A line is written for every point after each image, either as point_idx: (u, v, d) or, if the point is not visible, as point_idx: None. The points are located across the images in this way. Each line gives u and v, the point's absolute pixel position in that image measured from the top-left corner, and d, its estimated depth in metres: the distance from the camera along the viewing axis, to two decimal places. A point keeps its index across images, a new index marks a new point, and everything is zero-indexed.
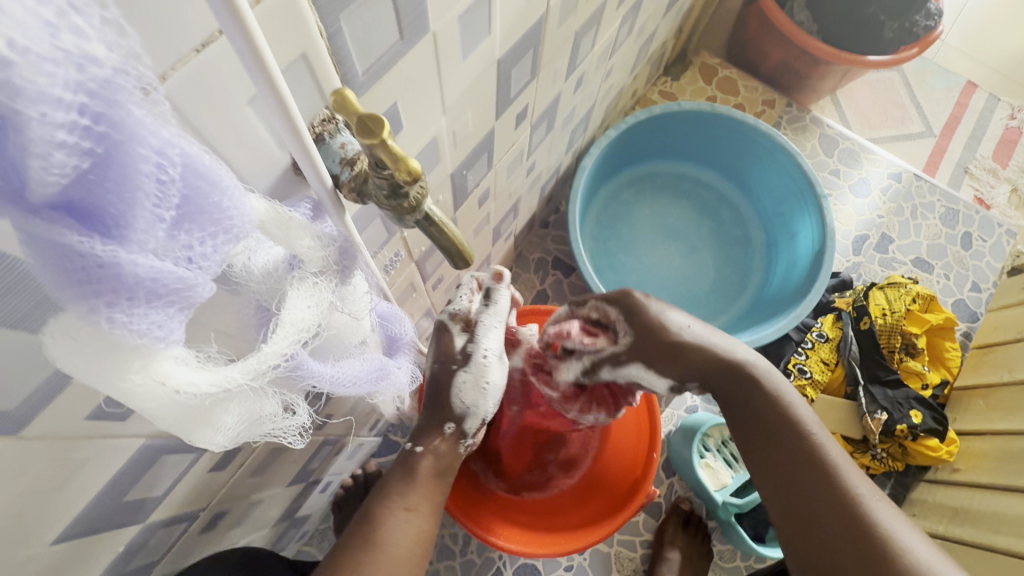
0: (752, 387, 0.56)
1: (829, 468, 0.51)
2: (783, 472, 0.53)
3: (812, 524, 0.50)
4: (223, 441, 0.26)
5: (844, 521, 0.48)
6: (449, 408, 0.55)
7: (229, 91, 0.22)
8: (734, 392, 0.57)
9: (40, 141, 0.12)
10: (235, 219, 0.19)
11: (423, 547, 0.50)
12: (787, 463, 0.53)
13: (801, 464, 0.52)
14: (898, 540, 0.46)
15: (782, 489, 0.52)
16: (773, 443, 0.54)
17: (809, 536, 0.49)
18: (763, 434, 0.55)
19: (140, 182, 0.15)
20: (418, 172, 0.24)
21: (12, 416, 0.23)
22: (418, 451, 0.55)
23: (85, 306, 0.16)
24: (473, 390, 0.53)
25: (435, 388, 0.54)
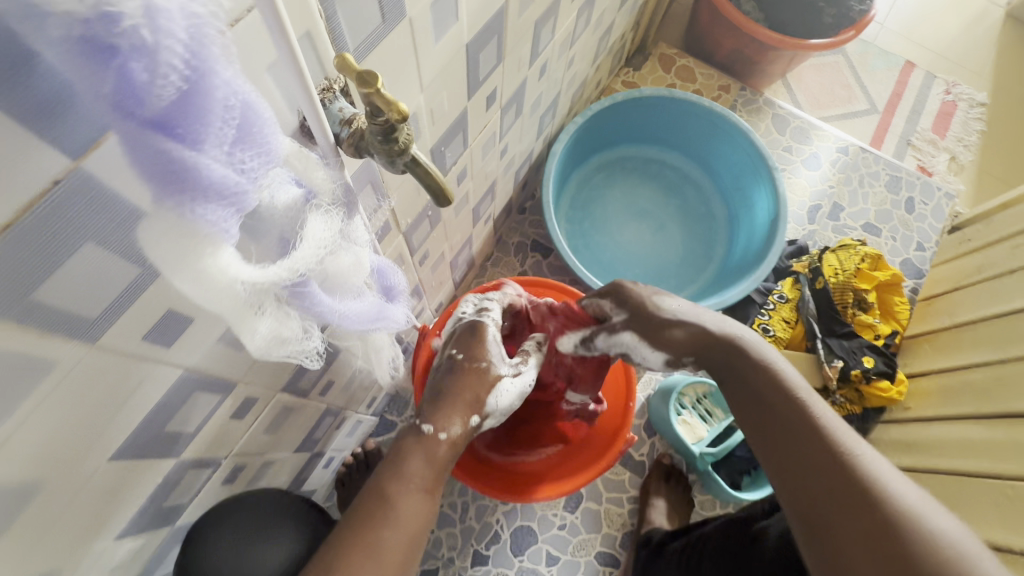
0: (740, 357, 0.64)
1: (818, 426, 0.56)
2: (777, 431, 0.59)
3: (806, 477, 0.54)
4: (258, 342, 0.33)
5: (832, 469, 0.52)
6: (484, 399, 0.63)
7: (255, 58, 0.29)
8: (730, 367, 0.65)
9: (165, 65, 0.19)
10: (272, 146, 0.26)
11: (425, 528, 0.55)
12: (781, 423, 0.59)
13: (787, 417, 0.59)
14: (885, 485, 0.50)
15: (777, 445, 0.58)
16: (765, 405, 0.61)
17: (802, 486, 0.54)
18: (757, 402, 0.62)
19: (216, 107, 0.21)
20: (407, 114, 0.30)
21: (93, 322, 0.29)
22: (439, 436, 0.59)
23: (172, 200, 0.22)
24: (508, 397, 0.66)
25: (469, 387, 0.63)
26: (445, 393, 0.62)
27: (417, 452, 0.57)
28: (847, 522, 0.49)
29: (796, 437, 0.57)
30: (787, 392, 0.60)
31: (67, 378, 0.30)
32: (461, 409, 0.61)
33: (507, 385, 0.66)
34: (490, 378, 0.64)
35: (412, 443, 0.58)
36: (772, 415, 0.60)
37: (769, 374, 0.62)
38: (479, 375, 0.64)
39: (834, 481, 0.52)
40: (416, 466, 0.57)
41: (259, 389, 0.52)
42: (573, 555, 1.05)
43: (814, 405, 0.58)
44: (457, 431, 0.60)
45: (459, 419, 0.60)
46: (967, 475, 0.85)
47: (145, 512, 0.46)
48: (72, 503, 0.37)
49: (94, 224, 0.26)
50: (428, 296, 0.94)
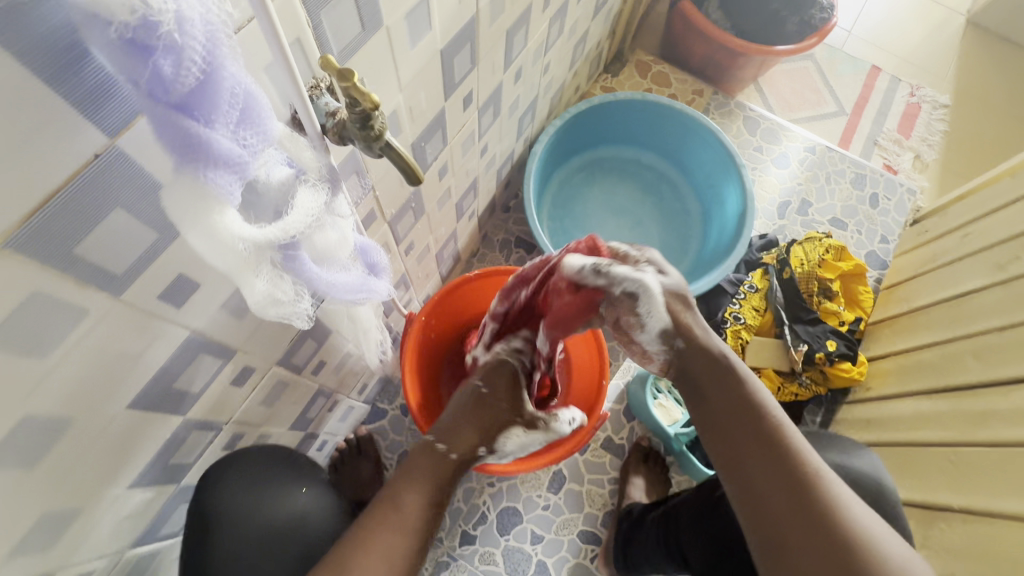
0: (719, 369, 0.61)
1: (787, 449, 0.55)
2: (745, 451, 0.57)
3: (770, 503, 0.53)
4: (257, 298, 0.39)
5: (798, 500, 0.52)
6: (495, 436, 0.69)
7: (253, 59, 0.35)
8: (706, 380, 0.61)
9: (185, 59, 0.25)
10: (268, 127, 0.32)
11: (429, 524, 0.59)
12: (751, 444, 0.57)
13: (755, 435, 0.57)
14: (846, 517, 0.51)
15: (740, 464, 0.57)
16: (734, 422, 0.59)
17: (765, 509, 0.54)
18: (726, 418, 0.59)
19: (223, 93, 0.27)
20: (378, 103, 0.37)
21: (119, 277, 0.35)
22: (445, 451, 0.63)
23: (189, 167, 0.29)
24: (515, 441, 0.72)
25: (487, 427, 0.69)
26: (462, 418, 0.68)
27: (426, 464, 0.62)
28: (808, 554, 0.50)
29: (762, 460, 0.55)
30: (760, 412, 0.58)
31: (96, 325, 0.36)
32: (473, 436, 0.67)
33: (519, 432, 0.72)
34: (508, 419, 0.71)
35: (422, 457, 0.62)
36: (740, 433, 0.58)
37: (742, 389, 0.60)
38: (501, 414, 0.71)
39: (799, 512, 0.52)
40: (421, 472, 0.61)
41: (257, 358, 0.58)
42: (557, 534, 1.10)
43: (784, 426, 0.57)
44: (467, 452, 0.65)
45: (470, 445, 0.66)
46: (919, 445, 0.91)
47: (155, 466, 0.52)
48: (95, 444, 0.42)
49: (123, 191, 0.32)
50: (415, 287, 1.00)
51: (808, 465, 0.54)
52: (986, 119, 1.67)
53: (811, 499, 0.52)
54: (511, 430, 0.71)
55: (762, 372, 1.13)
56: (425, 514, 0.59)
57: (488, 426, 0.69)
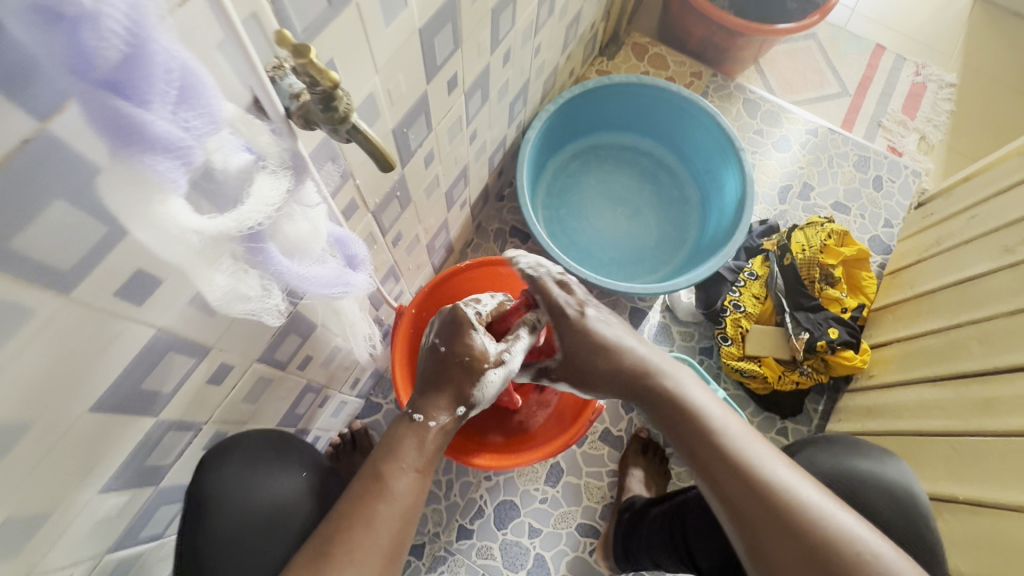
0: (654, 384, 0.69)
1: (732, 454, 0.61)
2: (700, 454, 0.63)
3: (738, 510, 0.58)
4: (216, 294, 0.37)
5: (757, 501, 0.57)
6: (469, 392, 0.67)
7: (201, 36, 0.32)
8: (647, 393, 0.70)
9: (103, 30, 0.22)
10: (215, 108, 0.29)
11: (421, 501, 0.60)
12: (698, 445, 0.63)
13: (702, 434, 0.63)
14: (792, 495, 0.57)
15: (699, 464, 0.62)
16: (679, 422, 0.66)
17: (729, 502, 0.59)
18: (673, 422, 0.66)
19: (156, 70, 0.25)
20: (338, 81, 0.34)
21: (66, 275, 0.33)
22: (425, 420, 0.64)
23: (127, 154, 0.26)
24: (493, 387, 0.70)
25: (449, 376, 0.67)
26: (432, 388, 0.67)
27: (409, 438, 0.62)
28: (781, 549, 0.54)
29: (711, 455, 0.62)
30: (703, 426, 0.64)
31: (45, 325, 0.34)
32: (447, 400, 0.66)
33: (491, 377, 0.69)
34: (473, 370, 0.68)
35: (404, 430, 0.63)
36: (688, 433, 0.65)
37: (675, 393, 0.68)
38: (464, 368, 0.67)
39: (761, 511, 0.56)
40: (407, 449, 0.61)
41: (235, 355, 0.56)
42: (555, 527, 1.09)
43: (725, 433, 0.63)
44: (446, 419, 0.65)
45: (446, 409, 0.65)
46: (924, 435, 0.89)
47: (129, 468, 0.50)
48: (57, 448, 0.40)
49: (64, 181, 0.30)
50: (406, 279, 0.98)
51: (756, 464, 0.59)
52: (993, 98, 1.62)
53: (766, 499, 0.57)
54: (484, 376, 0.68)
55: (762, 362, 1.11)
56: (415, 492, 0.59)
57: (456, 384, 0.67)
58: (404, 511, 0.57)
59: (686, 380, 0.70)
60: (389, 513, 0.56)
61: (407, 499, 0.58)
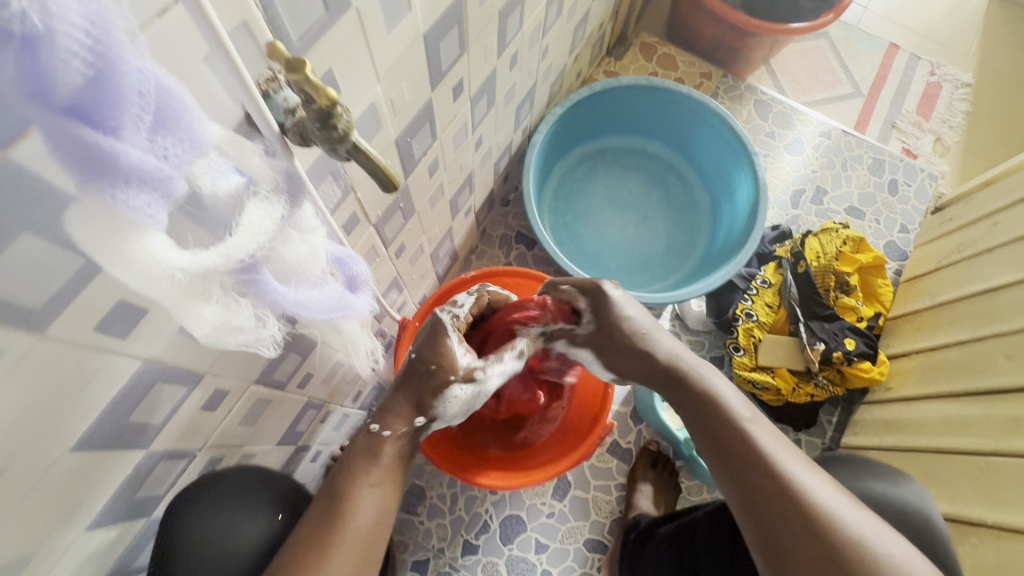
0: (685, 382, 0.65)
1: (760, 451, 0.56)
2: (728, 456, 0.58)
3: (758, 509, 0.53)
4: (204, 329, 0.34)
5: (782, 500, 0.52)
6: (428, 404, 0.62)
7: (185, 49, 0.29)
8: (677, 392, 0.65)
9: (62, 51, 0.19)
10: (198, 132, 0.26)
11: (383, 521, 0.56)
12: (727, 446, 0.58)
13: (731, 437, 0.59)
14: (827, 507, 0.51)
15: (725, 466, 0.58)
16: (708, 423, 0.61)
17: (754, 508, 0.54)
18: (703, 422, 0.62)
19: (127, 93, 0.22)
20: (336, 99, 0.31)
21: (38, 312, 0.30)
22: (382, 433, 0.60)
23: (96, 188, 0.23)
24: (458, 404, 0.64)
25: (414, 387, 0.63)
26: (393, 395, 0.63)
27: (363, 452, 0.59)
28: (805, 561, 0.49)
29: (741, 458, 0.57)
30: (731, 420, 0.60)
31: (16, 366, 0.31)
32: (407, 409, 0.62)
33: (458, 393, 0.63)
34: (440, 382, 0.62)
35: (361, 447, 0.60)
36: (717, 434, 0.60)
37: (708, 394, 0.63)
38: (427, 377, 0.62)
39: (783, 512, 0.52)
40: (360, 465, 0.58)
41: (230, 381, 0.53)
42: (562, 543, 1.06)
43: (754, 430, 0.58)
44: (403, 430, 0.61)
45: (404, 421, 0.61)
46: (948, 452, 0.86)
47: (117, 503, 0.48)
48: (36, 491, 0.38)
49: (30, 213, 0.27)
50: (409, 289, 0.95)
51: (785, 466, 0.55)
52: (1010, 98, 1.58)
53: (793, 500, 0.52)
54: (448, 391, 0.63)
55: (775, 373, 1.08)
56: (374, 512, 0.56)
57: (418, 394, 0.62)
58: (368, 529, 0.55)
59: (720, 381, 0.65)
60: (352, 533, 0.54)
61: (368, 517, 0.55)
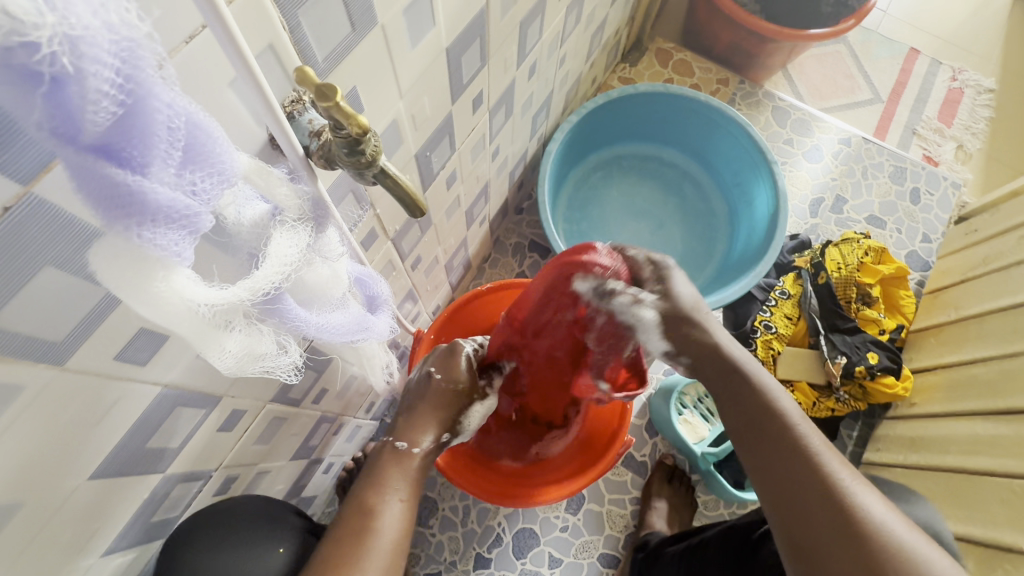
0: (730, 374, 0.59)
1: (812, 457, 0.51)
2: (771, 460, 0.53)
3: (803, 519, 0.49)
4: (227, 363, 0.33)
5: (834, 514, 0.48)
6: (457, 421, 0.66)
7: (212, 75, 0.28)
8: (718, 385, 0.59)
9: (92, 92, 0.18)
10: (225, 164, 0.25)
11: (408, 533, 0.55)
12: (772, 449, 0.53)
13: (776, 440, 0.53)
14: (879, 523, 0.47)
15: (765, 470, 0.53)
16: (751, 422, 0.56)
17: (794, 517, 0.49)
18: (745, 419, 0.56)
19: (156, 129, 0.21)
20: (367, 127, 0.30)
21: (60, 345, 0.29)
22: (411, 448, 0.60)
23: (122, 227, 0.22)
24: (476, 418, 0.70)
25: (437, 400, 0.65)
26: (416, 411, 0.64)
27: (388, 464, 0.58)
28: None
29: (786, 464, 0.52)
30: (783, 420, 0.54)
31: (36, 400, 0.30)
32: (432, 424, 0.63)
33: (477, 410, 0.69)
34: (466, 400, 0.67)
35: (389, 459, 0.59)
36: (761, 436, 0.55)
37: (755, 390, 0.57)
38: (451, 397, 0.66)
39: (833, 525, 0.47)
40: (391, 474, 0.58)
41: (247, 401, 0.52)
42: (576, 557, 1.04)
43: (806, 433, 0.53)
44: (428, 443, 0.61)
45: (431, 435, 0.62)
46: (976, 471, 0.85)
47: (134, 526, 0.47)
48: (54, 520, 0.37)
49: (53, 248, 0.26)
50: (423, 300, 0.94)
51: (838, 476, 0.50)
52: None
53: (844, 513, 0.47)
54: (471, 408, 0.68)
55: (795, 386, 1.05)
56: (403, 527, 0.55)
57: (447, 410, 0.65)
58: (394, 543, 0.53)
59: (767, 375, 0.59)
60: (379, 548, 0.52)
61: (395, 530, 0.54)
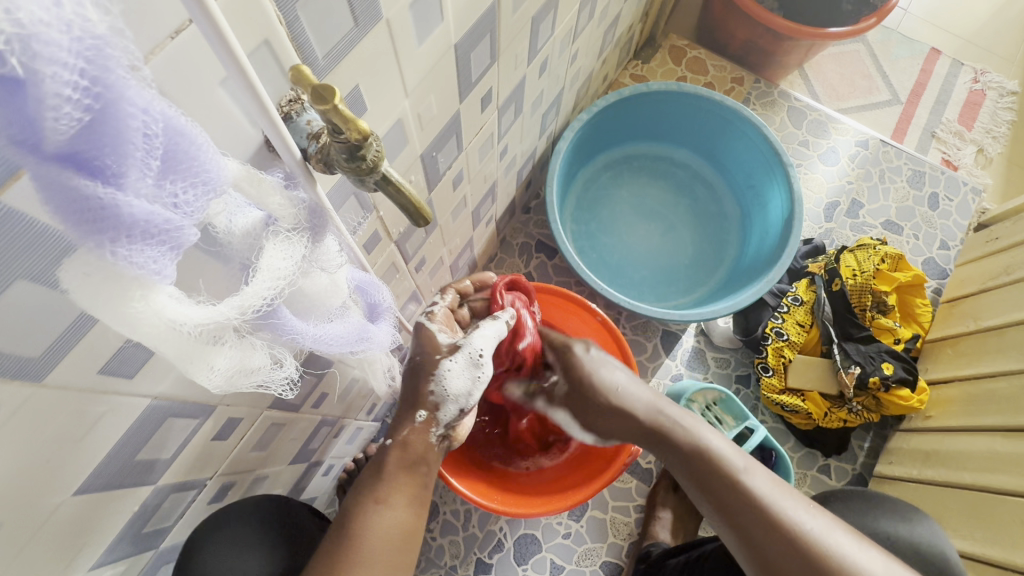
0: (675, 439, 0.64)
1: (763, 504, 0.55)
2: (731, 513, 0.56)
3: (778, 574, 0.52)
4: (217, 381, 0.30)
5: (801, 562, 0.51)
6: (422, 391, 0.58)
7: (201, 74, 0.26)
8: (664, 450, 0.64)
9: (51, 96, 0.16)
10: (212, 173, 0.23)
11: (398, 536, 0.54)
12: (729, 503, 0.57)
13: (732, 494, 0.57)
14: (839, 555, 0.50)
15: (731, 526, 0.56)
16: (703, 480, 0.60)
17: (768, 567, 0.53)
18: (700, 481, 0.60)
19: (129, 137, 0.19)
20: (367, 131, 0.28)
21: (37, 362, 0.27)
22: (388, 443, 0.59)
23: (93, 242, 0.20)
24: (459, 377, 0.59)
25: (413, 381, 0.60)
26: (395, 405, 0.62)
27: (370, 467, 0.58)
28: None
29: (745, 517, 0.55)
30: (727, 474, 0.58)
31: (12, 420, 0.28)
32: (406, 407, 0.59)
33: (448, 367, 0.59)
34: (425, 365, 0.59)
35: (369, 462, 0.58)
36: (718, 491, 0.58)
37: (700, 449, 0.62)
38: (416, 368, 0.59)
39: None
40: (366, 481, 0.56)
41: (243, 409, 0.50)
42: (578, 565, 1.03)
43: (752, 481, 0.57)
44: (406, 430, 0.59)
45: (406, 420, 0.59)
46: (994, 491, 0.82)
47: (124, 539, 0.45)
48: (38, 537, 0.35)
49: (26, 260, 0.24)
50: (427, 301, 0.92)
51: (790, 518, 0.53)
52: None
53: (806, 555, 0.51)
54: (438, 367, 0.59)
55: (806, 396, 1.03)
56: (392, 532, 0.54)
57: (412, 386, 0.59)
58: (381, 549, 0.53)
59: (706, 429, 0.64)
60: (366, 554, 0.52)
61: (377, 537, 0.53)
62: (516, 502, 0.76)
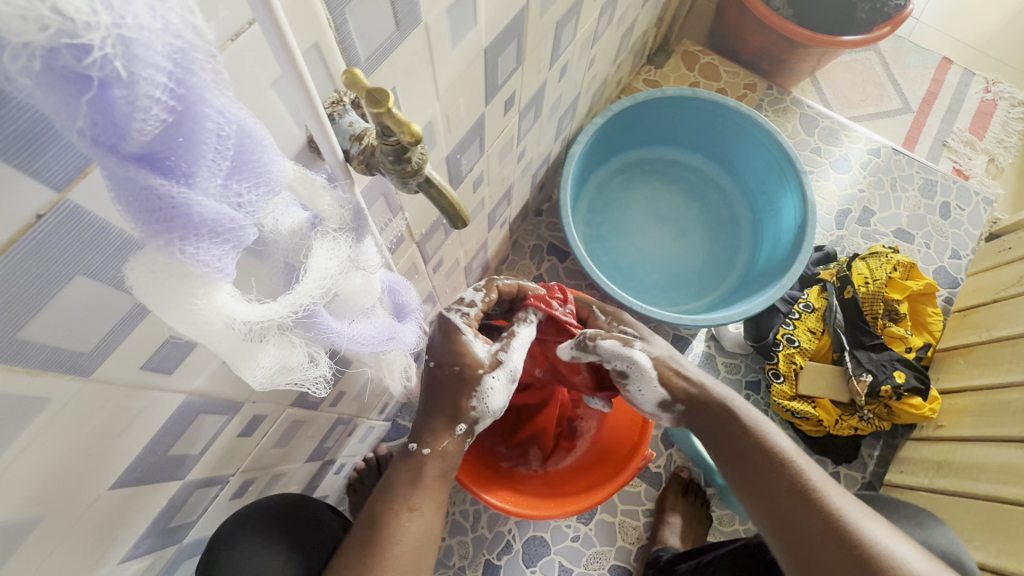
0: (725, 418, 0.64)
1: (808, 487, 0.55)
2: (771, 493, 0.57)
3: (812, 555, 0.52)
4: (260, 378, 0.31)
5: (837, 544, 0.51)
6: (465, 406, 0.58)
7: (257, 76, 0.27)
8: (709, 430, 0.65)
9: (143, 97, 0.16)
10: (273, 173, 0.23)
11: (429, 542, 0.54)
12: (770, 485, 0.57)
13: (774, 476, 0.57)
14: (881, 545, 0.50)
15: (769, 506, 0.57)
16: (747, 461, 0.60)
17: (801, 548, 0.53)
18: (743, 460, 0.60)
19: (207, 138, 0.19)
20: (419, 135, 0.28)
21: (87, 356, 0.28)
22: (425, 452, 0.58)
23: (162, 241, 0.20)
24: (498, 394, 0.59)
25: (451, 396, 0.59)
26: (425, 412, 0.60)
27: (404, 470, 0.57)
28: None
29: (786, 498, 0.55)
30: (775, 457, 0.59)
31: (61, 413, 0.28)
32: (445, 418, 0.59)
33: (491, 383, 0.58)
34: (469, 382, 0.58)
35: (398, 462, 0.58)
36: (760, 473, 0.58)
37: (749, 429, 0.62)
38: (457, 381, 0.58)
39: (837, 557, 0.50)
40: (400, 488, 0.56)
41: (268, 406, 0.50)
42: (586, 568, 1.03)
43: (802, 466, 0.57)
44: (446, 441, 0.59)
45: (446, 434, 0.59)
46: (1005, 501, 0.83)
47: (151, 532, 0.46)
48: (75, 529, 0.36)
49: (86, 256, 0.24)
50: (442, 302, 0.92)
51: (833, 505, 0.53)
52: None
53: (844, 540, 0.51)
54: (480, 386, 0.58)
55: (817, 403, 1.03)
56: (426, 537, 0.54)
57: (454, 399, 0.59)
58: (411, 555, 0.52)
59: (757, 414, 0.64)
60: (401, 557, 0.52)
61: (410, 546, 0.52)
62: (529, 504, 0.76)
